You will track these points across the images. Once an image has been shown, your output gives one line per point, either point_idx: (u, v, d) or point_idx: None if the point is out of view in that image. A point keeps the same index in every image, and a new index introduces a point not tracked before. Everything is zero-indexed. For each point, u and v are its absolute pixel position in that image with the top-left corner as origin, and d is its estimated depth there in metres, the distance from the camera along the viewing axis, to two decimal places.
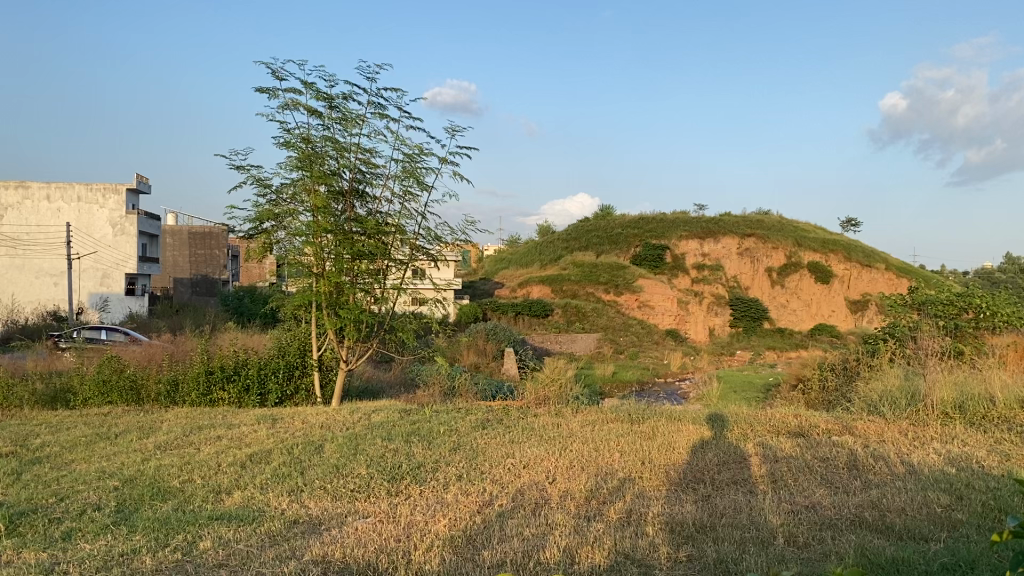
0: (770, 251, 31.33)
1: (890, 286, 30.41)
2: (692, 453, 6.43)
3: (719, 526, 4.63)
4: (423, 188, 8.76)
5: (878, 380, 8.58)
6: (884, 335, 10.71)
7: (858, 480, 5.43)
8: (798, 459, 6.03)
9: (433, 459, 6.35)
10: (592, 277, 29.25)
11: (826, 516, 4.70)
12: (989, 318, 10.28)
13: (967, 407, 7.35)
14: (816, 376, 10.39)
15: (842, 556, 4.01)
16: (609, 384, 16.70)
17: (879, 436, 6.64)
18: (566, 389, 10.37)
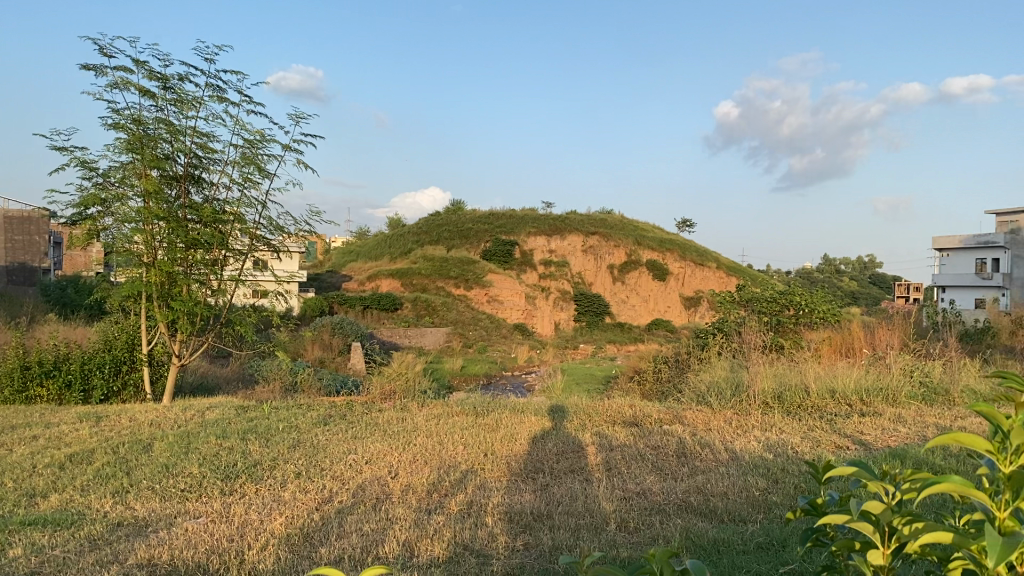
0: (612, 249, 32.44)
1: (721, 284, 32.38)
2: (532, 444, 6.58)
3: (556, 514, 4.75)
4: (264, 175, 8.49)
5: (708, 372, 9.07)
6: (714, 329, 11.32)
7: (685, 466, 5.73)
8: (632, 447, 6.28)
9: (271, 456, 6.18)
10: (442, 272, 28.92)
11: (656, 502, 4.93)
12: (806, 314, 11.10)
13: (785, 397, 7.90)
14: (652, 368, 10.88)
15: (669, 539, 4.22)
16: (457, 378, 16.78)
17: (707, 424, 7.05)
18: (412, 383, 10.35)
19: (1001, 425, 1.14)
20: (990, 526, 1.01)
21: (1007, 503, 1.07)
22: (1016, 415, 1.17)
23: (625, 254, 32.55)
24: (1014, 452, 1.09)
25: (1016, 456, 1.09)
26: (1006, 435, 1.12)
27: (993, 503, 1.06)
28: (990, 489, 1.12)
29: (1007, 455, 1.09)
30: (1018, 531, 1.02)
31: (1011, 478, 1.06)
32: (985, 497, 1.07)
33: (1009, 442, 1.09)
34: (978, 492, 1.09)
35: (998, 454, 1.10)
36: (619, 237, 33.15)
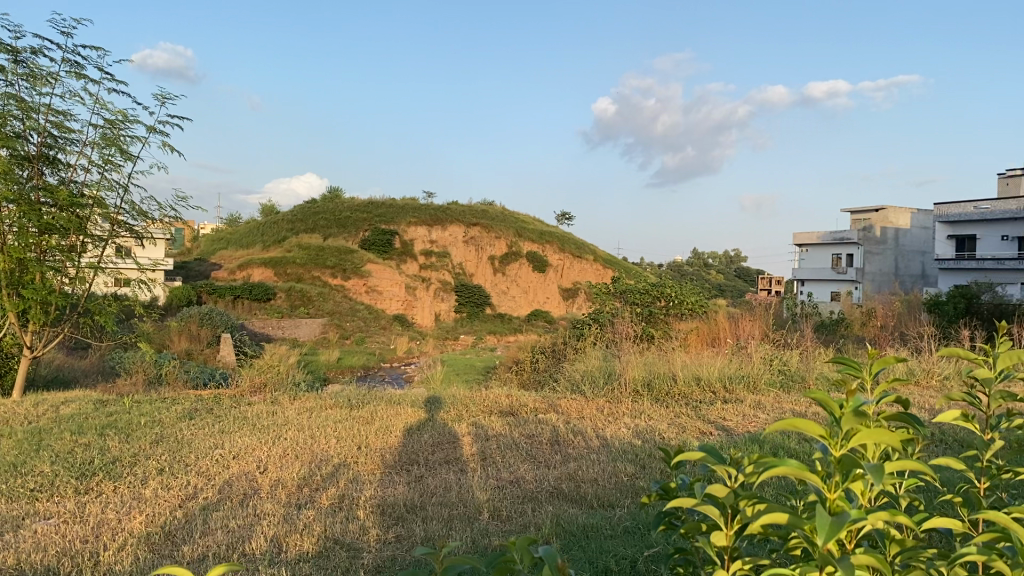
0: (492, 241, 32.58)
1: (598, 276, 33.17)
2: (407, 435, 6.55)
3: (429, 505, 4.75)
4: (126, 157, 8.07)
5: (582, 361, 9.25)
6: (589, 319, 11.55)
7: (558, 454, 5.84)
8: (507, 436, 6.34)
9: (131, 453, 5.90)
10: (318, 261, 28.39)
11: (528, 490, 5.00)
12: (677, 306, 11.45)
13: (654, 385, 8.16)
14: (529, 358, 11.01)
15: (540, 527, 4.29)
16: (333, 370, 16.47)
17: (580, 412, 7.19)
18: (285, 375, 10.11)
19: (835, 410, 1.19)
20: (821, 508, 1.05)
21: (837, 485, 1.12)
22: (849, 400, 1.23)
23: (505, 246, 32.75)
24: (845, 436, 1.15)
25: (846, 439, 1.15)
26: (839, 420, 1.17)
27: (825, 486, 1.11)
28: (824, 470, 1.17)
29: (837, 439, 1.15)
30: (846, 508, 1.09)
31: (841, 462, 1.11)
32: (820, 479, 1.11)
33: (840, 427, 1.15)
34: (814, 474, 1.13)
35: (831, 437, 1.16)
36: (499, 228, 33.27)
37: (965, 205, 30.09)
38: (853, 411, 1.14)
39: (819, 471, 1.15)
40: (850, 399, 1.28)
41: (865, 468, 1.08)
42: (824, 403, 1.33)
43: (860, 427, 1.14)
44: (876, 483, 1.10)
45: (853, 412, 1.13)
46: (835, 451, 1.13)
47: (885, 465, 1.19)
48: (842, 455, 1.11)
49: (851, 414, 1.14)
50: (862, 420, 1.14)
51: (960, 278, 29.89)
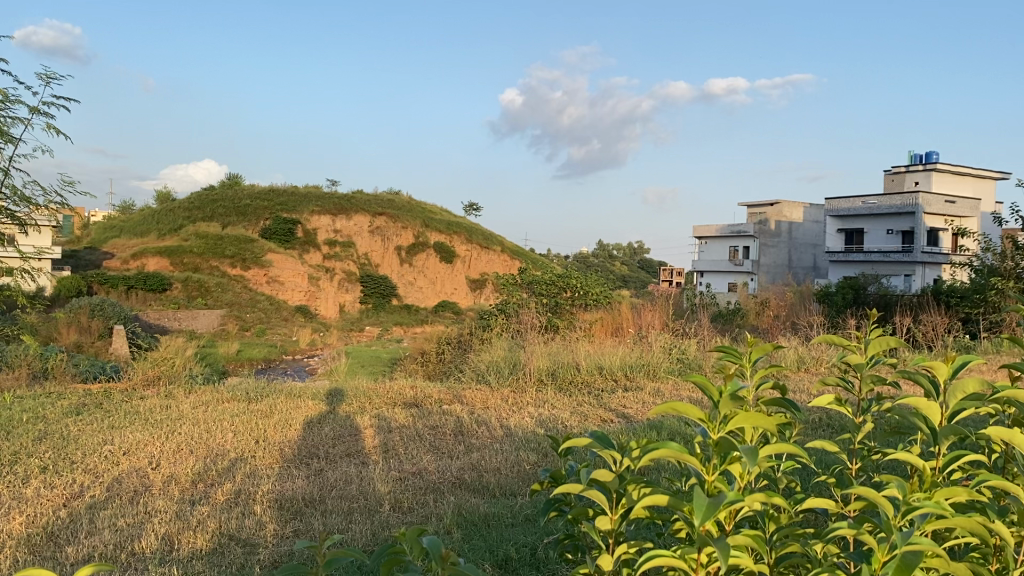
0: (399, 231, 32.21)
1: (505, 267, 33.26)
2: (307, 428, 6.42)
3: (328, 499, 4.68)
4: (6, 140, 7.61)
5: (487, 352, 9.25)
6: (496, 310, 11.55)
7: (461, 444, 5.83)
8: (410, 428, 6.30)
9: (11, 450, 5.59)
10: (217, 250, 27.54)
11: (430, 481, 4.98)
12: (581, 297, 11.72)
13: (558, 374, 8.24)
14: (435, 349, 10.94)
15: (440, 517, 4.28)
16: (233, 363, 16.01)
17: (484, 403, 7.20)
18: (180, 368, 9.78)
19: (712, 393, 1.23)
20: (699, 487, 1.08)
21: (714, 467, 1.16)
22: (727, 386, 1.27)
23: (412, 236, 32.44)
24: (723, 419, 1.19)
25: (723, 424, 1.18)
26: (716, 403, 1.21)
27: (704, 467, 1.14)
28: (702, 454, 1.21)
29: (715, 422, 1.18)
30: (723, 490, 1.12)
31: (718, 444, 1.15)
32: (699, 461, 1.15)
33: (717, 410, 1.18)
34: (693, 457, 1.17)
35: (708, 421, 1.20)
36: (406, 218, 32.90)
37: (854, 200, 31.45)
38: (729, 396, 1.18)
39: (697, 455, 1.19)
40: (728, 384, 1.32)
41: (740, 450, 1.12)
42: (703, 391, 1.37)
43: (735, 410, 1.18)
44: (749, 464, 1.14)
45: (729, 397, 1.17)
46: (712, 434, 1.16)
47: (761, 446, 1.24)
48: (719, 437, 1.15)
49: (728, 398, 1.18)
50: (737, 404, 1.18)
51: (849, 269, 31.26)
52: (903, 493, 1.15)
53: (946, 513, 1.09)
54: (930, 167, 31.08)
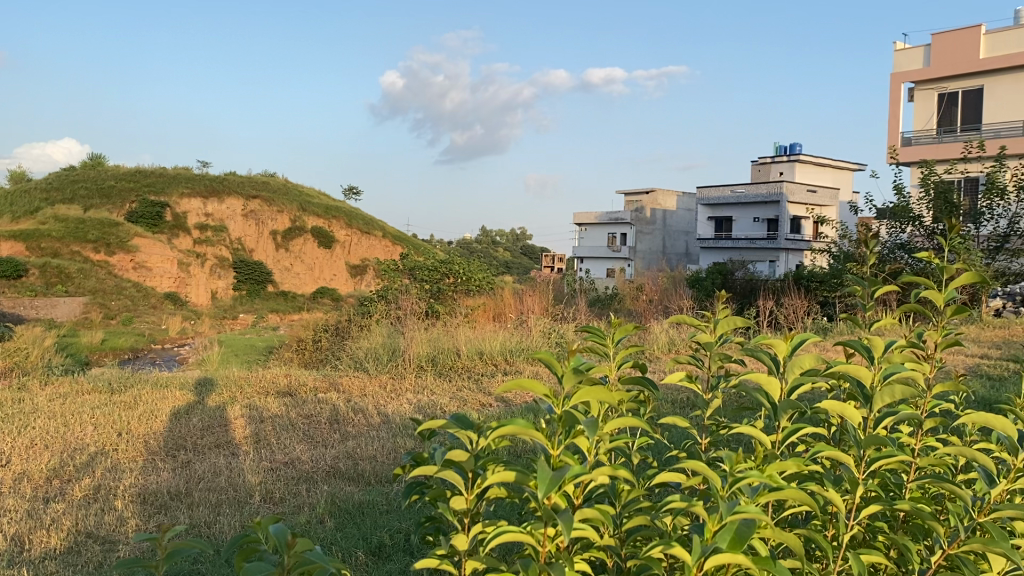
0: (274, 215, 31.28)
1: (386, 253, 32.90)
2: (175, 419, 6.18)
3: (195, 491, 4.51)
4: None
5: (365, 338, 9.13)
6: (376, 296, 11.41)
7: (336, 433, 5.74)
8: (283, 417, 6.15)
9: None
10: (78, 234, 25.85)
11: (304, 471, 4.88)
12: (464, 283, 11.74)
13: (437, 360, 8.23)
14: (312, 336, 10.71)
15: (313, 506, 4.21)
16: (96, 353, 15.19)
17: (362, 390, 7.12)
18: (35, 359, 9.20)
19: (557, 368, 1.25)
20: (543, 460, 1.09)
21: (558, 442, 1.17)
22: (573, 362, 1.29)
23: (288, 221, 31.58)
24: (568, 393, 1.20)
25: (567, 400, 1.20)
26: (561, 377, 1.22)
27: (549, 442, 1.15)
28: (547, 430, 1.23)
29: (561, 397, 1.20)
30: (570, 466, 1.13)
31: (563, 419, 1.16)
32: (545, 436, 1.16)
33: (562, 385, 1.20)
34: (539, 432, 1.18)
35: (554, 396, 1.21)
36: (282, 202, 31.95)
37: (723, 188, 32.71)
38: (573, 370, 1.19)
39: (543, 430, 1.20)
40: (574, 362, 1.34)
41: (581, 424, 1.14)
42: (554, 370, 1.39)
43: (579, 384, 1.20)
44: (592, 438, 1.16)
45: (573, 371, 1.19)
46: (557, 408, 1.17)
47: (607, 421, 1.26)
48: (564, 411, 1.16)
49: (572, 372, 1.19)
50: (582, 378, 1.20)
51: (719, 256, 32.55)
52: (738, 464, 1.20)
53: (775, 484, 1.14)
54: (794, 158, 32.65)
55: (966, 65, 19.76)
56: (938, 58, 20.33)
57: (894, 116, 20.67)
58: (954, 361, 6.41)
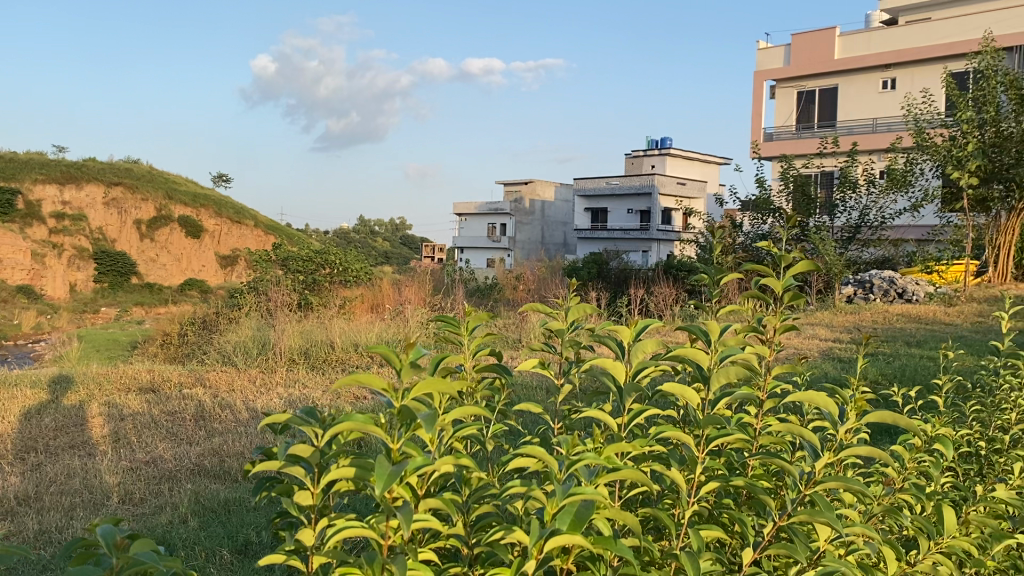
0: (138, 203, 29.64)
1: (258, 242, 31.74)
2: (24, 420, 5.80)
3: (46, 496, 4.25)
4: None
5: (234, 331, 8.83)
6: (247, 287, 11.06)
7: (202, 429, 5.54)
8: (144, 415, 5.88)
9: None
10: None
11: (167, 470, 4.68)
12: (340, 273, 11.58)
13: (311, 353, 8.07)
14: (178, 330, 10.28)
15: (175, 506, 4.05)
16: None
17: (230, 385, 6.88)
18: None
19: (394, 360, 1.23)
20: (380, 457, 1.07)
21: (398, 435, 1.15)
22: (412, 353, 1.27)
23: (154, 209, 30.01)
24: (406, 387, 1.18)
25: (407, 391, 1.17)
26: (399, 369, 1.21)
27: (389, 436, 1.13)
28: (389, 423, 1.20)
29: (399, 390, 1.18)
30: (410, 461, 1.11)
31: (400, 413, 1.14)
32: (384, 432, 1.14)
33: (400, 379, 1.18)
34: (377, 427, 1.15)
35: (393, 389, 1.19)
36: (146, 189, 30.23)
37: (599, 180, 33.39)
38: (409, 363, 1.18)
39: (383, 424, 1.17)
40: (416, 353, 1.32)
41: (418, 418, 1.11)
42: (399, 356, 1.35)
43: (418, 378, 1.18)
44: (431, 431, 1.14)
45: (409, 365, 1.17)
46: (395, 403, 1.16)
47: (449, 413, 1.26)
48: (402, 405, 1.14)
49: (409, 365, 1.17)
50: (419, 371, 1.19)
51: (595, 246, 33.24)
52: (575, 447, 1.22)
53: (611, 467, 1.17)
54: (666, 151, 33.73)
55: (822, 66, 20.90)
56: (798, 57, 21.40)
57: (757, 112, 21.63)
58: (807, 345, 6.80)
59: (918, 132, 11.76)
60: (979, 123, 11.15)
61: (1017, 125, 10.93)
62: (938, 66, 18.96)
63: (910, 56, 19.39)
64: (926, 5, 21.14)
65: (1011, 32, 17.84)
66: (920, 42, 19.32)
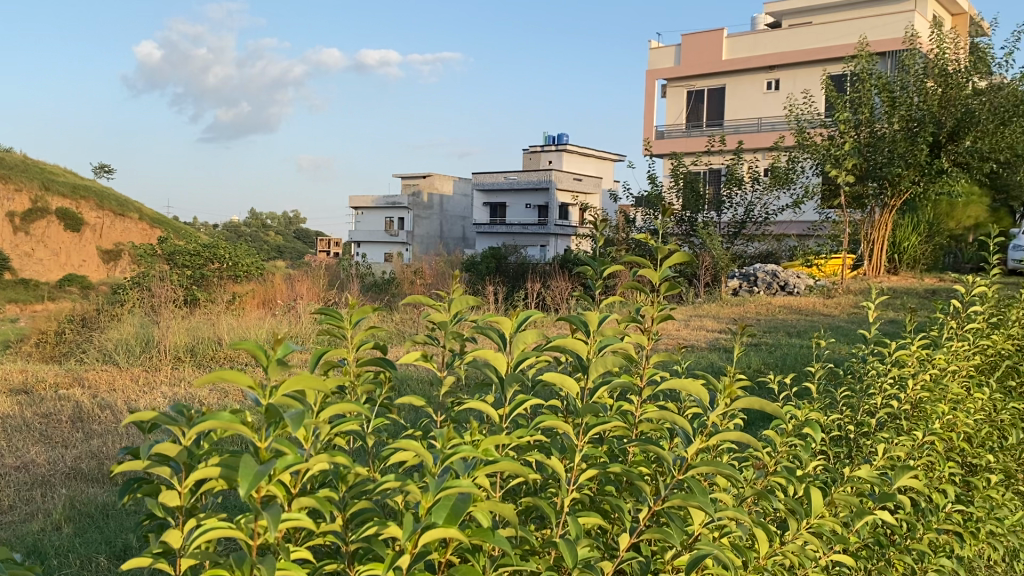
0: (11, 194, 27.93)
1: (143, 236, 30.97)
2: None
3: None
4: None
5: (114, 329, 8.44)
6: (130, 283, 10.60)
7: (79, 432, 5.27)
8: (16, 418, 5.55)
9: None
10: None
11: (39, 475, 4.43)
12: (230, 268, 11.25)
13: (198, 350, 7.79)
14: (55, 328, 9.75)
15: (49, 513, 3.84)
16: None
17: (110, 385, 6.57)
18: None
19: (260, 357, 1.19)
20: (243, 456, 1.04)
21: (266, 434, 1.11)
22: (282, 349, 1.23)
23: (28, 201, 28.31)
24: (275, 385, 1.15)
25: (276, 389, 1.13)
26: (268, 364, 1.17)
27: (256, 436, 1.10)
28: (257, 422, 1.16)
29: (267, 388, 1.14)
30: (278, 462, 1.08)
31: (268, 411, 1.10)
32: (250, 430, 1.10)
33: (268, 377, 1.14)
34: (244, 425, 1.11)
35: (260, 387, 1.15)
36: (20, 179, 28.62)
37: (497, 174, 33.52)
38: (277, 361, 1.14)
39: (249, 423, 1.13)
40: (286, 349, 1.28)
41: (286, 415, 1.07)
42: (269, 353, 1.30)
43: (287, 375, 1.15)
44: (301, 427, 1.11)
45: (276, 362, 1.13)
46: (262, 400, 1.12)
47: (322, 411, 1.23)
48: (268, 403, 1.10)
49: (275, 363, 1.14)
50: (287, 368, 1.15)
51: (493, 240, 33.37)
52: (447, 440, 1.21)
53: (485, 460, 1.16)
54: (563, 147, 34.14)
55: (710, 66, 21.55)
56: (688, 57, 22.00)
57: (649, 110, 22.14)
58: (694, 336, 7.02)
59: (799, 131, 12.28)
60: (854, 124, 11.80)
61: (888, 125, 11.58)
62: (818, 69, 19.83)
63: (792, 59, 20.22)
64: (807, 10, 22.10)
65: (884, 38, 18.84)
66: (801, 45, 20.17)
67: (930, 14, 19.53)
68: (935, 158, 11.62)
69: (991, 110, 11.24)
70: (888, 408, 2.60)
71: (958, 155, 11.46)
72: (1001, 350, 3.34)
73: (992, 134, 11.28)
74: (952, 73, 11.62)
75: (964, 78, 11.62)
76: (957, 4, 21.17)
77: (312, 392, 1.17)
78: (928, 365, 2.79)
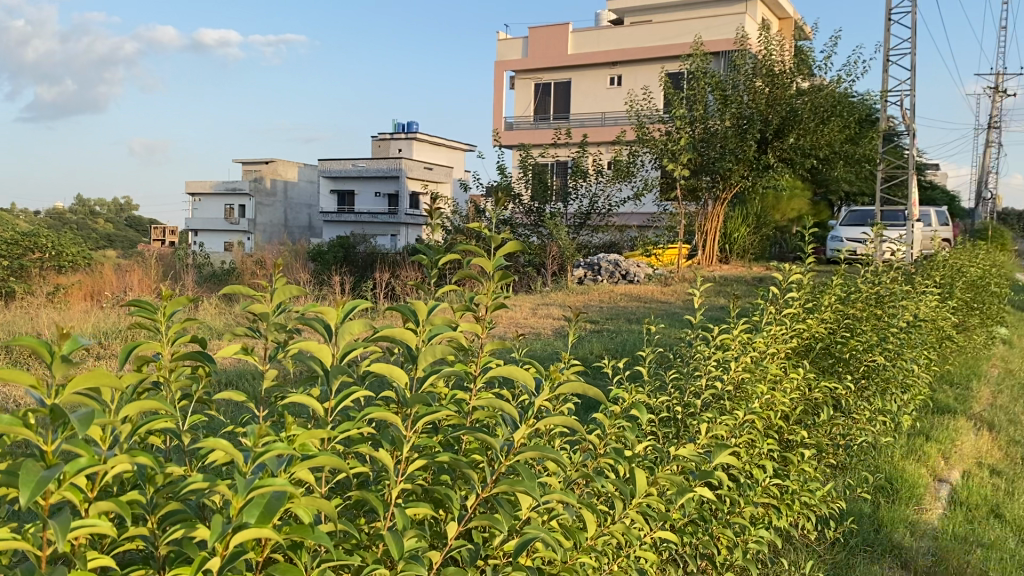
0: None
1: None
2: None
3: None
4: None
5: None
6: None
7: None
8: None
9: None
10: None
11: None
12: (53, 258, 10.51)
13: (14, 347, 7.18)
14: None
15: None
16: None
17: None
18: None
19: (45, 352, 1.10)
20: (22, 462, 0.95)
21: (52, 438, 1.03)
22: (72, 343, 1.14)
23: None
24: (62, 384, 1.06)
25: (62, 388, 1.05)
26: (53, 363, 1.08)
27: (41, 440, 1.01)
28: (42, 425, 1.07)
29: (53, 388, 1.06)
30: (62, 467, 1.00)
31: (52, 412, 1.01)
32: (33, 434, 1.02)
33: (53, 375, 1.05)
34: (27, 428, 1.02)
35: (45, 386, 1.06)
36: None
37: (345, 162, 32.90)
38: (62, 357, 1.05)
39: (31, 426, 1.04)
40: (77, 344, 1.19)
41: (73, 417, 1.00)
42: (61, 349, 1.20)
43: (74, 373, 1.06)
44: (90, 429, 1.03)
45: (62, 358, 1.05)
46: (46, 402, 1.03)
47: (123, 409, 1.16)
48: (53, 404, 1.02)
49: (60, 359, 1.05)
50: (76, 366, 1.07)
51: (341, 230, 32.74)
52: (261, 435, 1.17)
53: (299, 455, 1.13)
54: (413, 136, 33.93)
55: (556, 59, 21.96)
56: (535, 50, 22.31)
57: (496, 100, 22.32)
58: (538, 324, 7.15)
59: (639, 126, 12.69)
60: (690, 120, 12.27)
61: (721, 122, 12.13)
62: (657, 66, 20.69)
63: (634, 55, 20.92)
64: (647, 8, 22.90)
65: (718, 38, 19.79)
66: (642, 42, 20.90)
67: (759, 17, 20.69)
68: (762, 154, 12.34)
69: (812, 109, 12.05)
70: (713, 389, 2.72)
71: (784, 152, 12.22)
72: (815, 332, 3.58)
73: (812, 132, 12.15)
74: (778, 73, 12.37)
75: (789, 78, 12.41)
76: (783, 8, 22.52)
77: (103, 390, 1.09)
78: (749, 348, 2.95)
